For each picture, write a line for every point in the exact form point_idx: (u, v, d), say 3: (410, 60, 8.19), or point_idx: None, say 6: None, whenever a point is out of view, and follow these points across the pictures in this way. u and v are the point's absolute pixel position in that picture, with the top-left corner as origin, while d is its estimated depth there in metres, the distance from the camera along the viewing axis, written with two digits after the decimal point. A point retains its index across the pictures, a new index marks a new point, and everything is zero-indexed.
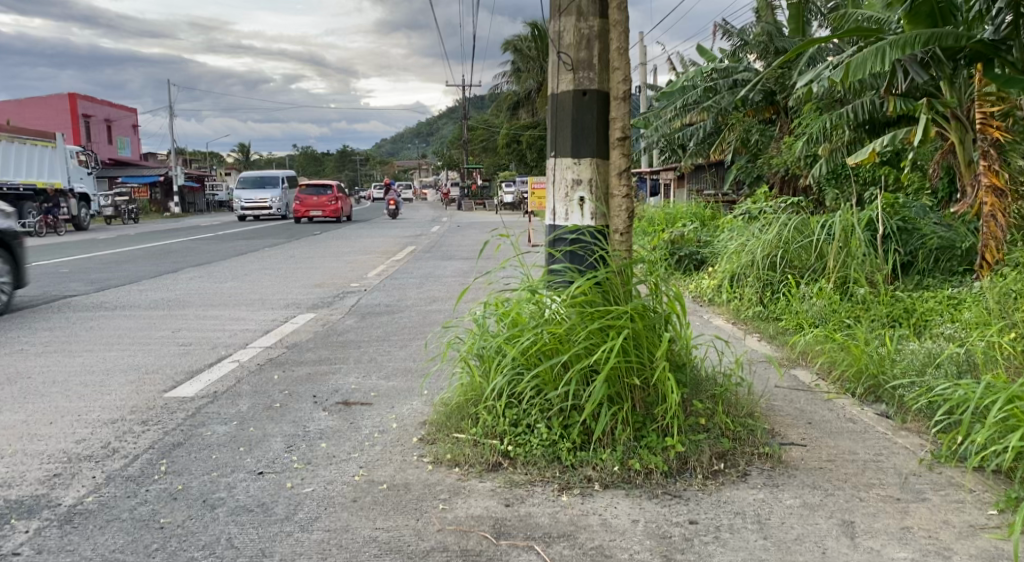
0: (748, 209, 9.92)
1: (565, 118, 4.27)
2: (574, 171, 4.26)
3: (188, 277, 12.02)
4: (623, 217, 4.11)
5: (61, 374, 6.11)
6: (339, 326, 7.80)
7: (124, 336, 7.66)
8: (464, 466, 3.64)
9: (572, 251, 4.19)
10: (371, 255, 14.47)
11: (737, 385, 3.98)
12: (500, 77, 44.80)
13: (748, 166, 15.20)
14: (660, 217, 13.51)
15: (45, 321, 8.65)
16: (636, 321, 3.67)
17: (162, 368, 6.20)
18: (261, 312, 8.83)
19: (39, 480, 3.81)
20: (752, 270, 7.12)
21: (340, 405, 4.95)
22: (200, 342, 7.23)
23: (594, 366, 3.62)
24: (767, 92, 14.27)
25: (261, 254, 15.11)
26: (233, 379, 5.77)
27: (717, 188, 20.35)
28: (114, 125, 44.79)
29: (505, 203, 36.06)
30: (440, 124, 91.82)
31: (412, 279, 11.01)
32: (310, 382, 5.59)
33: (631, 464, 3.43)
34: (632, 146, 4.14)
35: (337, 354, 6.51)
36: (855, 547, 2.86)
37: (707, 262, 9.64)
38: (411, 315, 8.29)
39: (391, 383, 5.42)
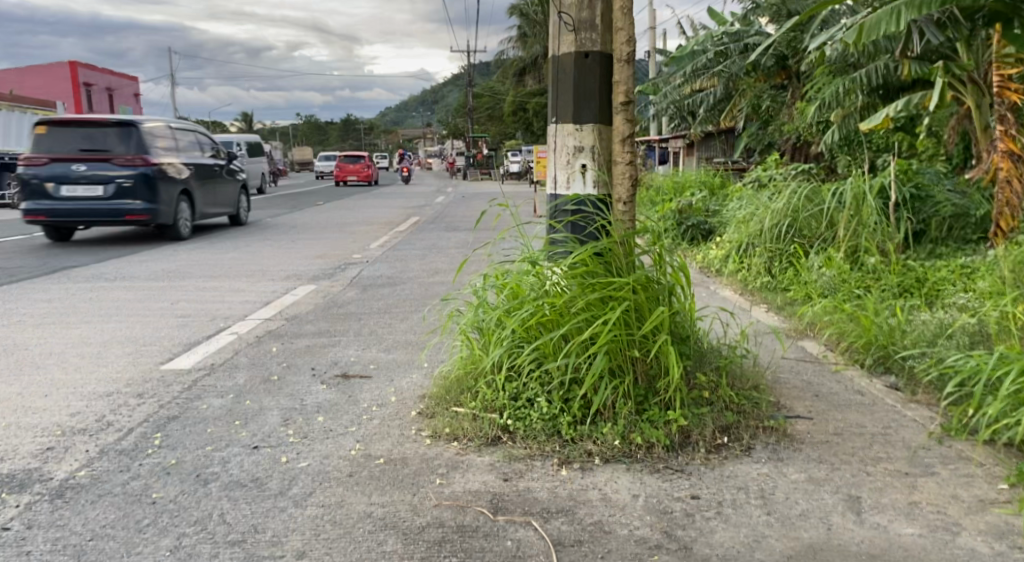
0: (757, 178, 9.77)
1: (567, 82, 4.13)
2: (576, 137, 4.13)
3: (191, 248, 11.95)
4: (626, 185, 4.00)
5: (60, 346, 6.06)
6: (341, 298, 7.72)
7: (124, 308, 7.60)
8: (463, 440, 3.57)
9: (573, 221, 4.09)
10: (376, 226, 14.36)
11: (742, 358, 3.89)
12: (507, 44, 44.31)
13: (757, 133, 15.27)
14: (668, 186, 13.35)
15: (46, 292, 8.60)
16: (638, 293, 3.57)
17: (162, 341, 6.14)
18: (263, 284, 8.76)
19: (32, 454, 3.76)
20: (759, 240, 6.99)
21: (339, 378, 4.88)
22: (200, 314, 7.17)
23: (594, 339, 3.53)
24: (778, 58, 13.99)
25: (265, 225, 15.01)
26: (231, 351, 5.71)
27: (725, 157, 20.13)
28: (119, 94, 44.57)
29: (512, 173, 35.84)
30: (446, 93, 91.13)
31: (415, 250, 10.92)
32: (310, 355, 5.53)
33: (632, 437, 3.35)
34: (636, 111, 4.01)
35: (338, 326, 6.44)
36: (861, 524, 2.78)
37: (714, 233, 9.52)
38: (413, 286, 8.20)
39: (391, 356, 5.35)
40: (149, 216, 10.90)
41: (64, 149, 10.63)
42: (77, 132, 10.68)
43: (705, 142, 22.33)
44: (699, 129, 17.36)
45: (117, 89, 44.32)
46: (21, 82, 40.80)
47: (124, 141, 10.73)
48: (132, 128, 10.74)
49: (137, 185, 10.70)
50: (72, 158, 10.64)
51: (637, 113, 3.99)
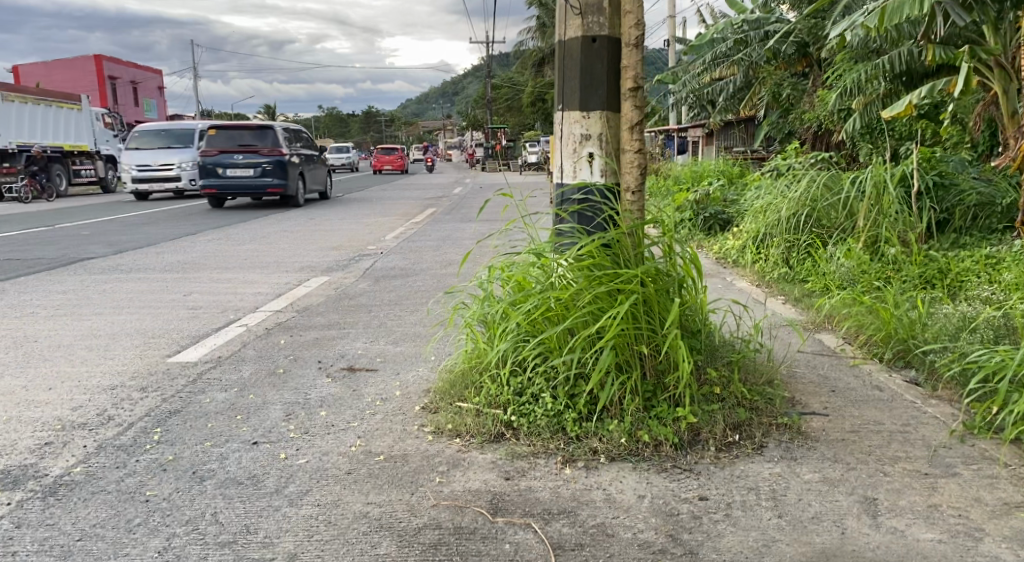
0: (776, 167, 9.57)
1: (573, 67, 4.01)
2: (582, 125, 4.01)
3: (206, 240, 11.94)
4: (635, 173, 3.88)
5: (68, 338, 6.03)
6: (353, 290, 7.64)
7: (135, 299, 7.57)
8: (465, 437, 3.47)
9: (580, 211, 3.98)
10: (391, 217, 14.28)
11: (756, 352, 3.75)
12: (526, 34, 44.09)
13: (778, 122, 14.93)
14: (687, 176, 13.17)
15: (59, 283, 8.58)
16: (646, 285, 3.44)
17: (170, 333, 6.09)
18: (276, 275, 8.70)
19: (29, 449, 3.70)
20: (777, 230, 6.83)
21: (344, 371, 4.81)
22: (210, 306, 7.12)
23: (600, 334, 3.42)
24: (800, 44, 13.73)
25: (281, 216, 14.99)
26: (238, 344, 5.65)
27: (745, 146, 19.85)
28: (141, 87, 44.82)
29: (530, 163, 35.65)
30: (466, 83, 90.93)
31: (429, 241, 10.82)
32: (317, 347, 5.45)
33: (639, 435, 3.24)
34: (644, 97, 3.88)
35: (347, 319, 6.36)
36: (877, 527, 2.65)
37: (732, 223, 9.34)
38: (425, 278, 8.11)
39: (398, 349, 5.27)
40: (281, 190, 15.62)
41: (226, 144, 15.44)
42: (235, 133, 15.47)
43: (725, 130, 22.04)
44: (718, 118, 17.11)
45: (139, 81, 44.57)
46: (45, 75, 41.14)
47: (264, 137, 15.49)
48: (274, 130, 15.68)
49: (275, 168, 15.42)
50: (232, 152, 15.41)
51: (646, 99, 3.85)
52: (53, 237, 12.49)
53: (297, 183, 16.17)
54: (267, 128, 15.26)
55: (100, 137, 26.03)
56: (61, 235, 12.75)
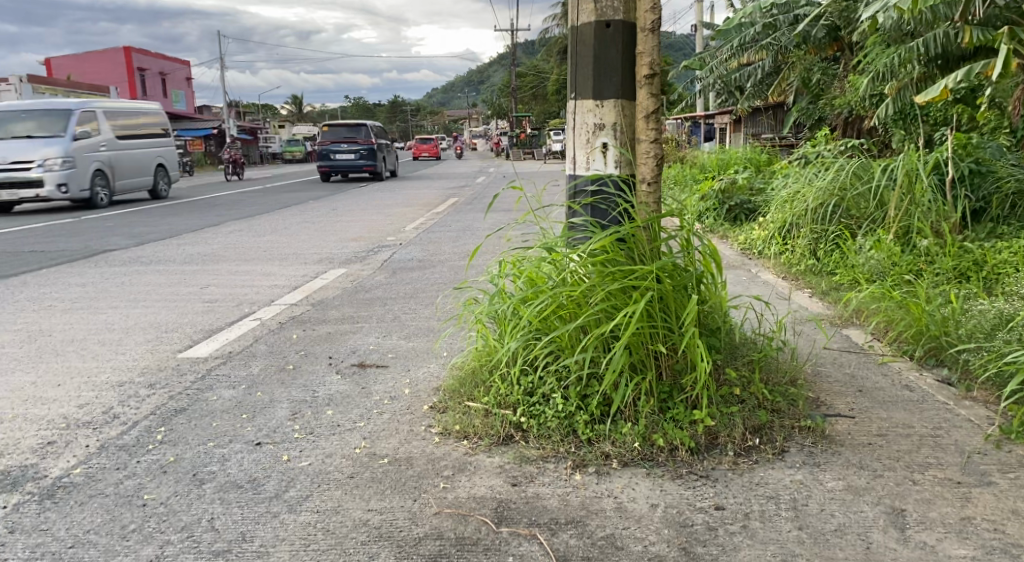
0: (804, 154, 9.33)
1: (587, 53, 3.84)
2: (596, 114, 3.85)
3: (228, 231, 11.93)
4: (650, 163, 3.72)
5: (82, 332, 5.99)
6: (369, 283, 7.55)
7: (153, 292, 7.54)
8: (473, 439, 3.35)
9: (593, 203, 3.83)
10: (413, 207, 14.19)
11: (779, 350, 3.58)
12: (550, 20, 43.77)
13: (809, 107, 14.47)
14: (713, 163, 12.92)
15: (80, 275, 8.58)
16: (663, 281, 3.28)
17: (183, 327, 6.03)
18: (293, 267, 8.63)
19: (32, 449, 3.64)
20: (805, 220, 6.62)
21: (354, 367, 4.71)
22: (226, 299, 7.06)
23: (614, 332, 3.27)
24: (831, 28, 13.39)
25: (303, 207, 14.96)
26: (250, 338, 5.57)
27: (773, 133, 19.49)
28: (170, 78, 45.15)
29: (555, 151, 35.44)
30: (491, 72, 90.66)
31: (449, 232, 10.70)
32: (329, 343, 5.36)
33: (653, 438, 3.09)
34: (661, 84, 3.70)
35: (361, 312, 6.26)
36: (905, 542, 2.48)
37: (758, 213, 9.12)
38: (442, 270, 8.00)
39: (409, 344, 5.17)
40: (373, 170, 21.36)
41: (337, 135, 21.44)
42: (338, 131, 21.37)
43: (753, 117, 21.67)
44: (746, 105, 16.79)
45: (168, 72, 44.86)
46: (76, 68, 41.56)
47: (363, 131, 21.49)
48: (365, 128, 21.52)
49: (369, 154, 21.18)
50: (339, 141, 21.28)
51: (663, 86, 3.68)
52: (78, 228, 12.54)
53: (385, 166, 22.38)
54: (363, 127, 21.14)
55: None
56: (86, 226, 12.81)
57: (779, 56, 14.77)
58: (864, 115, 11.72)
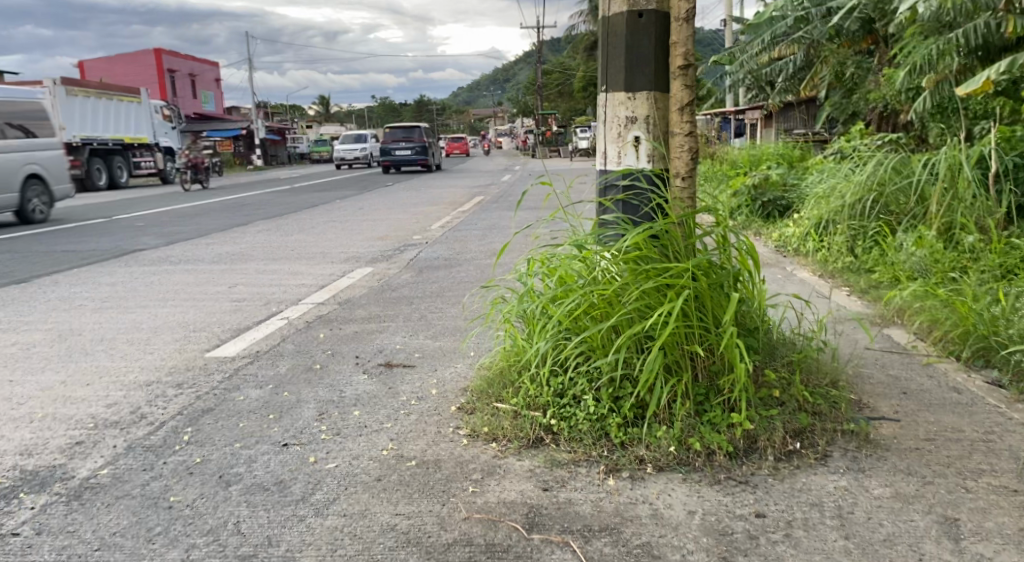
0: (839, 149, 9.14)
1: (618, 44, 3.75)
2: (628, 107, 3.76)
3: (257, 230, 11.96)
4: (685, 158, 3.62)
5: (112, 331, 6.00)
6: (396, 281, 7.50)
7: (182, 291, 7.54)
8: (502, 442, 3.29)
9: (625, 200, 3.74)
10: (439, 206, 14.16)
11: (819, 351, 3.47)
12: (577, 18, 43.61)
13: (840, 102, 14.25)
14: (743, 159, 12.73)
15: (110, 275, 8.62)
16: (699, 280, 3.20)
17: (211, 326, 6.01)
18: (321, 266, 8.61)
19: (59, 449, 3.61)
20: (841, 217, 6.47)
21: (381, 367, 4.66)
22: (253, 298, 7.04)
23: (648, 332, 3.19)
24: (865, 21, 13.14)
25: (331, 206, 15.00)
26: (278, 338, 5.53)
27: (804, 129, 19.24)
28: (199, 79, 45.60)
29: (581, 149, 35.30)
30: (517, 70, 90.59)
31: (475, 230, 10.64)
32: (356, 342, 5.31)
33: (689, 442, 3.00)
34: (696, 76, 3.60)
35: (389, 311, 6.20)
36: (960, 554, 2.37)
37: (792, 209, 8.95)
38: (470, 269, 7.93)
39: (437, 343, 5.10)
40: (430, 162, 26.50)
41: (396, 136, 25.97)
42: (396, 132, 25.73)
43: (783, 113, 21.42)
44: (777, 100, 16.59)
45: (198, 74, 45.27)
46: (109, 70, 42.12)
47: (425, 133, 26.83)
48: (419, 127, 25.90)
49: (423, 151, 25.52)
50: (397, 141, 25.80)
51: (698, 77, 3.58)
52: (109, 228, 12.64)
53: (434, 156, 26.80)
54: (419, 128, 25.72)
55: (160, 130, 26.48)
56: (117, 226, 12.91)
57: (811, 50, 14.56)
58: (899, 109, 11.50)
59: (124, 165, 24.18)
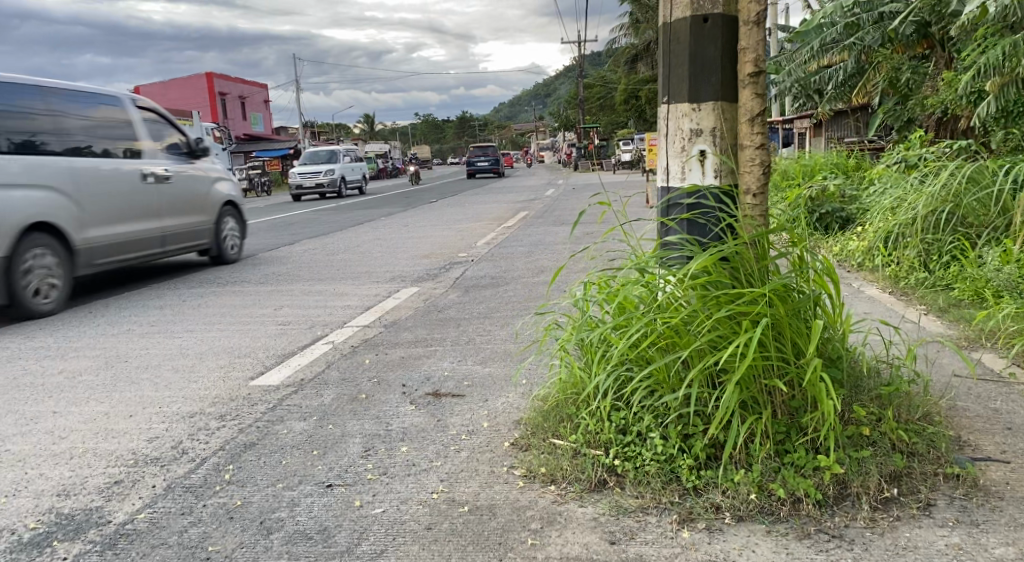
0: (903, 157, 8.77)
1: (682, 51, 3.54)
2: (692, 119, 3.54)
3: (303, 249, 11.89)
4: (756, 172, 3.42)
5: (158, 358, 5.84)
6: (442, 302, 7.29)
7: (228, 315, 7.42)
8: (560, 485, 3.08)
9: (690, 219, 3.53)
10: (484, 222, 13.97)
11: (911, 384, 3.25)
12: (619, 30, 43.44)
13: (895, 109, 13.67)
14: (796, 168, 12.33)
15: (158, 297, 8.56)
16: (776, 306, 3.02)
17: (256, 352, 5.85)
18: (366, 286, 8.46)
19: (97, 489, 3.44)
20: (914, 231, 6.11)
21: (429, 397, 4.43)
22: (298, 321, 6.89)
23: (720, 364, 3.00)
24: (919, 25, 12.72)
25: (376, 224, 14.91)
26: (323, 364, 5.35)
27: (857, 137, 18.70)
28: (248, 100, 46.33)
29: (624, 162, 34.97)
30: (558, 84, 90.57)
31: (520, 247, 10.39)
32: (402, 369, 5.09)
33: (770, 487, 2.83)
34: (767, 84, 3.39)
35: (435, 334, 5.99)
36: None
37: (854, 222, 8.60)
38: (518, 287, 7.69)
39: (486, 370, 4.88)
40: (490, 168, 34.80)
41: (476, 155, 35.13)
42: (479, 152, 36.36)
43: (835, 121, 20.82)
44: (828, 108, 16.12)
45: (247, 96, 45.98)
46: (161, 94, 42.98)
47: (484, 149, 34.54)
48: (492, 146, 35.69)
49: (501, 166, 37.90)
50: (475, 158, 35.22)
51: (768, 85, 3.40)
52: None
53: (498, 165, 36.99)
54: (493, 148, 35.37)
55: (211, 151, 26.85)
56: None
57: (862, 56, 14.12)
58: (960, 114, 11.06)
59: None
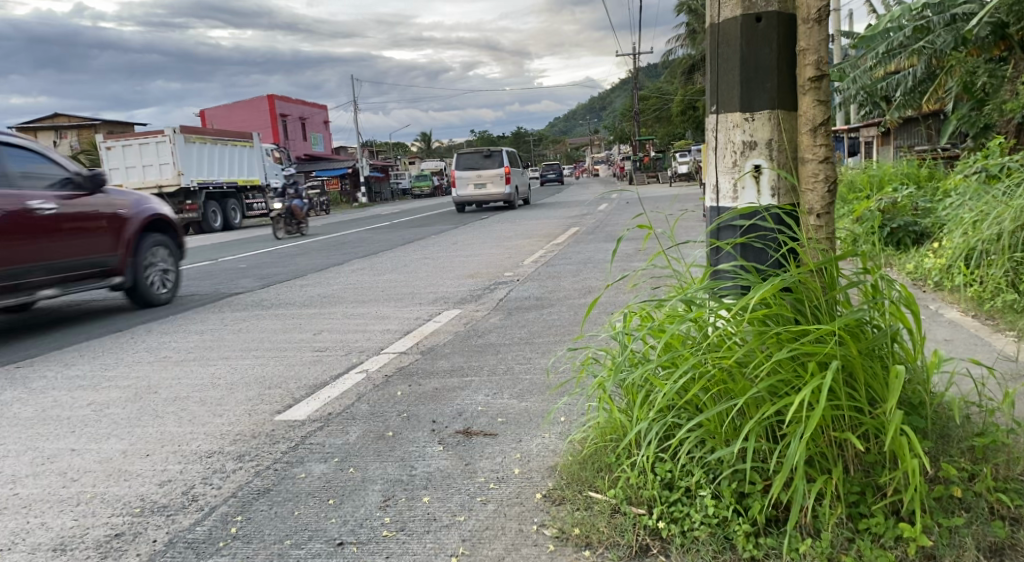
0: (984, 167, 8.25)
1: (732, 55, 3.17)
2: (745, 130, 3.17)
3: (351, 270, 11.71)
4: (820, 189, 3.04)
5: (190, 388, 5.55)
6: (483, 326, 6.95)
7: (265, 339, 7.20)
8: (596, 550, 2.82)
9: (745, 243, 3.16)
10: (533, 238, 13.65)
11: (1010, 436, 2.89)
12: (675, 42, 42.88)
13: (970, 114, 13.02)
14: (863, 179, 11.66)
15: (201, 320, 8.42)
16: (848, 345, 2.69)
17: (286, 382, 5.56)
18: (408, 309, 8.20)
19: (96, 544, 3.19)
20: (1000, 250, 5.92)
21: (459, 437, 4.13)
22: (335, 347, 6.63)
23: (782, 413, 2.70)
24: (997, 26, 12.03)
25: (427, 241, 14.70)
26: (353, 396, 5.05)
27: (928, 144, 17.85)
28: (309, 121, 47.04)
29: (680, 174, 34.31)
30: (613, 97, 90.14)
31: (569, 265, 10.03)
32: (433, 402, 4.76)
33: (843, 559, 2.52)
34: (830, 89, 3.00)
35: (474, 362, 5.66)
36: None
37: (929, 236, 8.03)
38: (563, 310, 7.31)
39: (523, 404, 4.53)
40: None
41: None
42: None
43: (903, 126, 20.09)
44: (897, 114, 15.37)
45: (307, 117, 46.59)
46: (224, 115, 43.86)
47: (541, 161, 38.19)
48: None
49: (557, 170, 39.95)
50: None
51: (832, 90, 3.00)
52: (210, 270, 12.66)
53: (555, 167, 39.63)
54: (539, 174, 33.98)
55: (270, 171, 27.12)
56: (217, 268, 12.90)
57: (933, 61, 13.59)
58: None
59: (235, 207, 24.76)
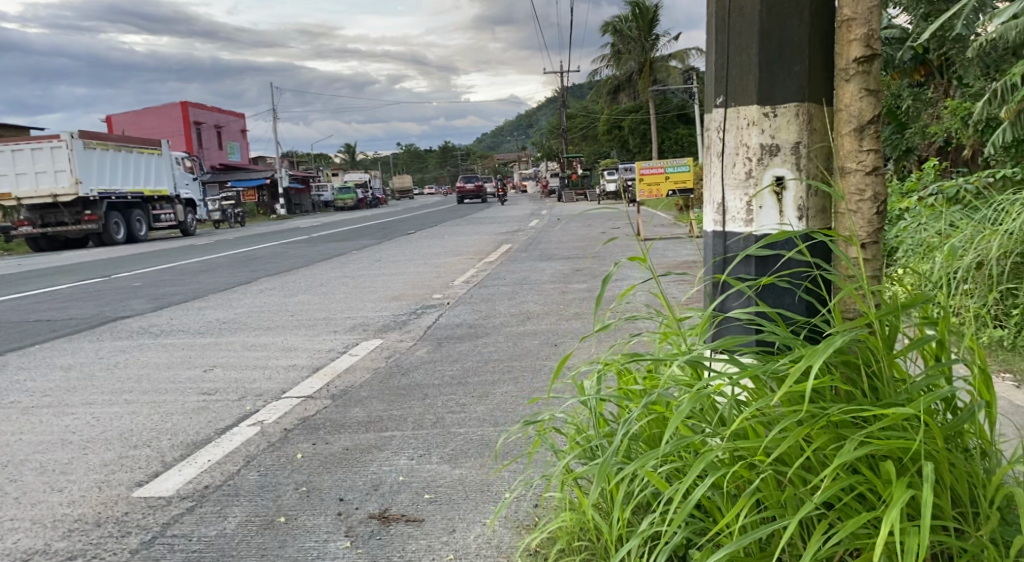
0: (937, 189, 7.71)
1: (747, 27, 2.35)
2: (764, 129, 2.35)
3: (258, 290, 10.53)
4: (867, 210, 2.24)
5: (32, 449, 4.37)
6: (408, 361, 5.99)
7: (144, 377, 6.07)
8: None
9: (766, 284, 2.36)
10: (462, 256, 12.74)
11: None
12: (599, 62, 42.69)
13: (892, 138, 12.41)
14: None
15: (72, 351, 7.18)
16: (934, 438, 1.90)
17: (161, 437, 4.49)
18: (321, 338, 7.15)
19: None
20: (976, 276, 5.26)
21: (374, 524, 3.17)
22: (229, 389, 5.55)
23: (846, 537, 1.87)
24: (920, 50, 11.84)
25: (344, 258, 13.55)
26: (242, 459, 4.03)
27: None
28: (224, 130, 45.02)
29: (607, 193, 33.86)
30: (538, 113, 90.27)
31: (501, 287, 9.12)
32: (342, 470, 3.77)
33: None
34: (881, 74, 2.21)
35: (395, 410, 4.70)
36: None
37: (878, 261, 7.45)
38: (498, 340, 6.43)
39: (456, 474, 3.60)
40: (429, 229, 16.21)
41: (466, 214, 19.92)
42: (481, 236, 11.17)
43: None
44: None
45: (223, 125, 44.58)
46: (132, 123, 41.53)
47: None
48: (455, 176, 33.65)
49: None
50: None
51: (884, 75, 2.21)
52: (96, 290, 11.27)
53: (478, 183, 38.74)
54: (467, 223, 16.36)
55: (180, 181, 25.44)
56: (106, 287, 11.51)
57: None
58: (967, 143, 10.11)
59: (141, 218, 23.08)
